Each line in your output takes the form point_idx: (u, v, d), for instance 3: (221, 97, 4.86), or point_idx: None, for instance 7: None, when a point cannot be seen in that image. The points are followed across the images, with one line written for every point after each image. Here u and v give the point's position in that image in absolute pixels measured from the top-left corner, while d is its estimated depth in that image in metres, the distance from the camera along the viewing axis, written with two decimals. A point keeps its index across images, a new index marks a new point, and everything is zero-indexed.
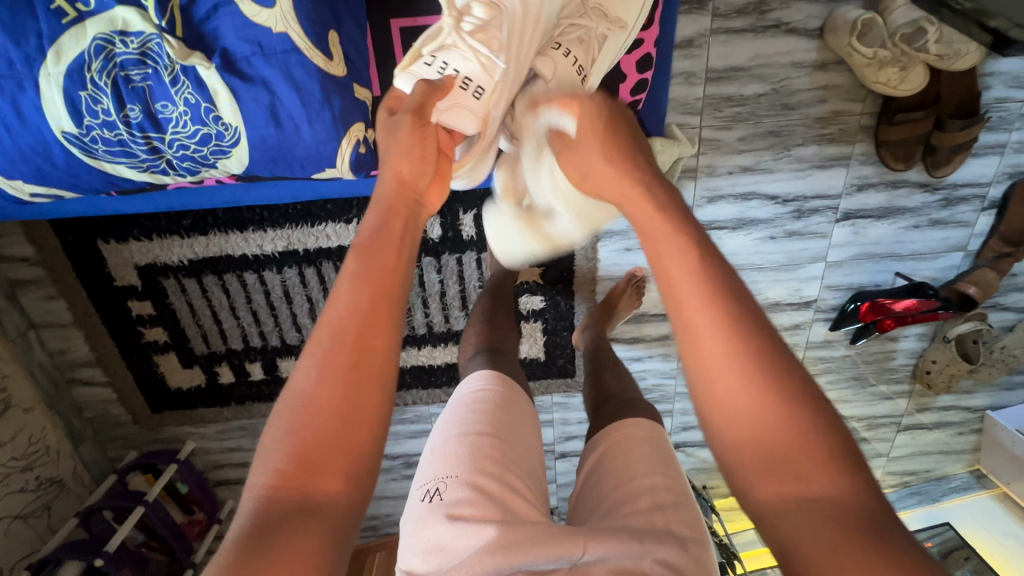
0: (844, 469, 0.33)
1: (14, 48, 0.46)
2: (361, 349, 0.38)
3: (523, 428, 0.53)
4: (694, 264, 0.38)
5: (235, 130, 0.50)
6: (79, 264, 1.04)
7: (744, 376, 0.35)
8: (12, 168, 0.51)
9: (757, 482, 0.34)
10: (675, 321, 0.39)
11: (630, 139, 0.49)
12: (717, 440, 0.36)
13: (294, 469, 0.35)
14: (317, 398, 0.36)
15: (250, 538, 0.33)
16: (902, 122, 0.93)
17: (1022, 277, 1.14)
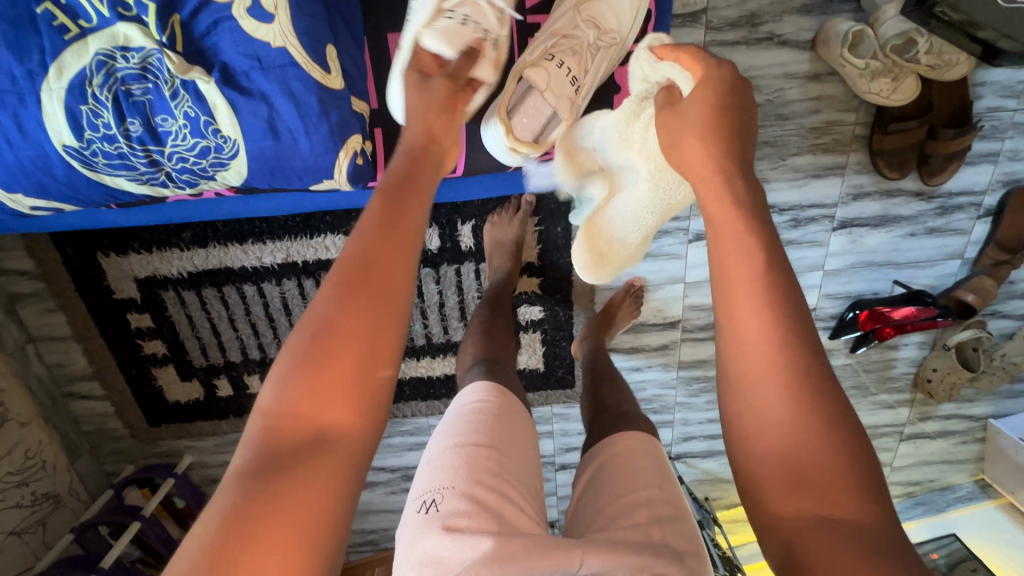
0: (865, 493, 0.33)
1: (17, 64, 0.46)
2: (380, 291, 0.38)
3: (522, 442, 0.53)
4: (760, 269, 0.36)
5: (234, 143, 0.50)
6: (79, 277, 1.04)
7: (784, 395, 0.34)
8: (12, 181, 0.51)
9: (780, 498, 0.34)
10: (721, 319, 0.38)
11: (741, 127, 0.43)
12: (750, 450, 0.35)
13: (307, 405, 0.36)
14: (333, 334, 0.37)
15: (260, 465, 0.35)
16: (895, 132, 0.94)
17: (1020, 284, 1.14)
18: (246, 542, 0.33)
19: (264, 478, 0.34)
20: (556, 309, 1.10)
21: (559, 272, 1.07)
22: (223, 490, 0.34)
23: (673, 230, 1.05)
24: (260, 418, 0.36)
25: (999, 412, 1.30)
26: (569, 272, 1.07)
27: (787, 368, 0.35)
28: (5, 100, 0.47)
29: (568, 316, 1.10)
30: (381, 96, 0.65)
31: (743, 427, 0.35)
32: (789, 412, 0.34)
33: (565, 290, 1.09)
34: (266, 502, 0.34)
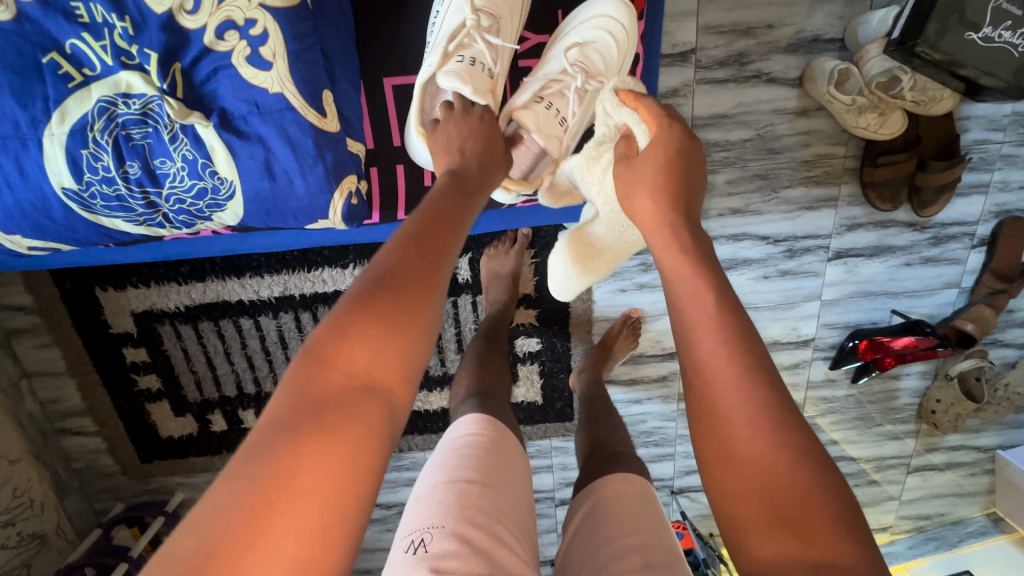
0: (852, 538, 0.32)
1: (20, 110, 0.47)
2: (438, 255, 0.41)
3: (513, 479, 0.51)
4: (713, 309, 0.37)
5: (230, 184, 0.51)
6: (76, 311, 1.04)
7: (760, 437, 0.34)
8: (10, 223, 0.52)
9: (763, 540, 0.33)
10: (687, 360, 0.37)
11: (687, 184, 0.46)
12: (722, 486, 0.35)
13: (360, 351, 0.36)
14: (392, 285, 0.38)
15: (304, 407, 0.34)
16: (885, 164, 0.95)
17: (1019, 313, 1.14)
18: (280, 488, 0.31)
19: (307, 420, 0.33)
20: (554, 340, 1.09)
21: (556, 304, 1.07)
22: (260, 430, 0.33)
23: None
24: (306, 362, 0.35)
25: (1007, 443, 1.28)
26: (566, 303, 1.07)
27: (758, 404, 0.34)
28: (7, 146, 0.48)
29: (566, 348, 1.10)
30: (377, 137, 0.66)
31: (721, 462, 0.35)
32: (766, 444, 0.33)
33: (563, 322, 1.09)
34: (309, 443, 0.32)
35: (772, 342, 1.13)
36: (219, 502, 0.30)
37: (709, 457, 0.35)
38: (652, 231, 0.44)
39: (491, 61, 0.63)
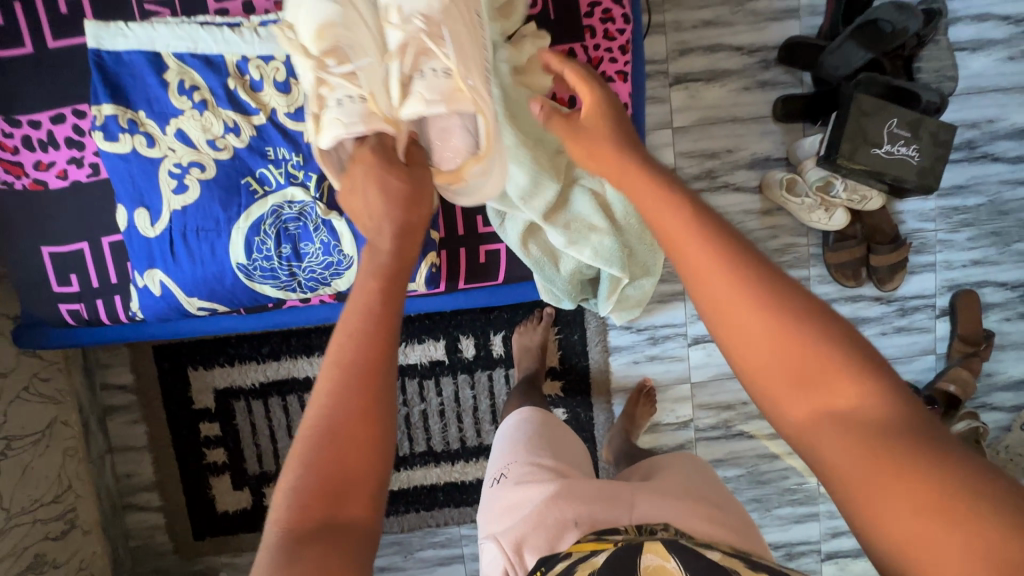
0: (857, 378, 0.45)
1: (223, 213, 0.71)
2: (365, 387, 0.48)
3: (562, 437, 0.86)
4: (690, 225, 0.51)
5: (351, 259, 0.73)
6: (168, 389, 1.22)
7: (761, 313, 0.47)
8: (195, 289, 0.73)
9: (793, 408, 0.47)
10: (685, 266, 0.51)
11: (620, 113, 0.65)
12: (746, 368, 0.48)
13: (317, 502, 0.45)
14: (328, 436, 0.46)
15: (283, 565, 0.43)
16: (842, 249, 1.17)
17: (998, 377, 1.25)
18: None
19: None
20: (578, 409, 1.23)
21: (578, 375, 1.22)
22: None
23: (674, 335, 1.23)
24: (276, 526, 0.45)
25: None
26: (587, 375, 1.23)
27: (779, 326, 0.47)
28: (209, 235, 0.72)
29: (589, 416, 1.23)
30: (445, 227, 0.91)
31: (751, 367, 0.48)
32: (795, 338, 0.46)
33: (585, 392, 1.23)
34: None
35: None
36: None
37: (741, 360, 0.48)
38: (637, 175, 0.56)
39: (355, 87, 0.67)
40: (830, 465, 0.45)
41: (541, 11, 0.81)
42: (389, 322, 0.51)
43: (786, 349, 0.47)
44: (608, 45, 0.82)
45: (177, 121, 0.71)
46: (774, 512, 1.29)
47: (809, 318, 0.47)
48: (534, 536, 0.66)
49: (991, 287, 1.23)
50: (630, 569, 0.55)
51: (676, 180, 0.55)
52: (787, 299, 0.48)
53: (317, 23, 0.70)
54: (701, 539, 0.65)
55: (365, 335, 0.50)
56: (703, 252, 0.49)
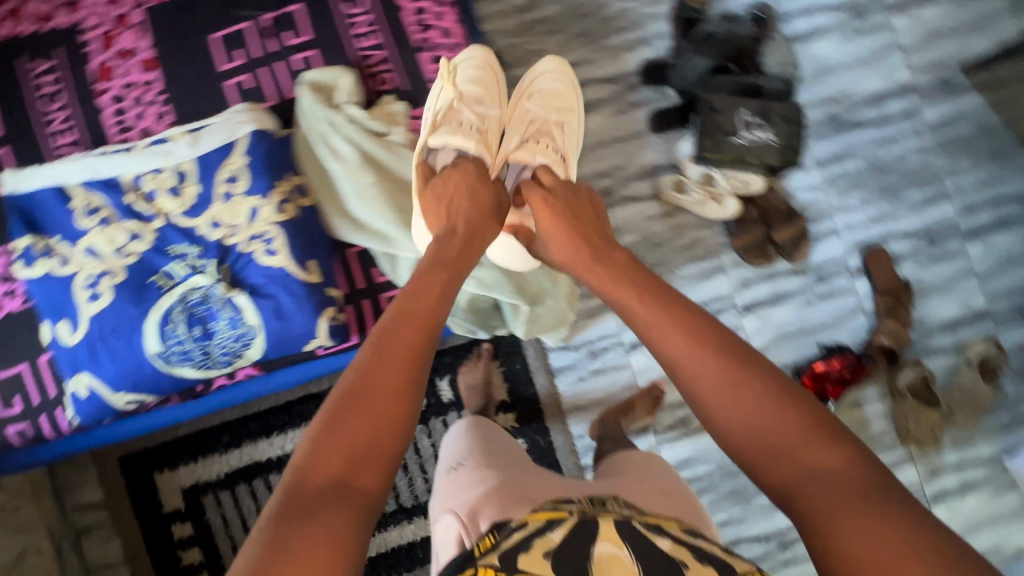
0: (833, 448, 0.62)
1: (134, 309, 0.79)
2: (395, 374, 0.62)
3: (506, 444, 0.97)
4: (690, 341, 0.72)
5: (256, 327, 0.80)
6: (138, 497, 1.24)
7: (752, 401, 0.67)
8: (119, 383, 0.80)
9: (777, 473, 0.63)
10: (693, 370, 0.71)
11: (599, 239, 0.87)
12: (742, 448, 0.66)
13: (336, 460, 0.57)
14: (359, 407, 0.59)
15: (295, 507, 0.53)
16: (744, 232, 1.25)
17: (931, 321, 1.29)
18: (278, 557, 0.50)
19: (298, 512, 0.53)
20: (536, 437, 1.25)
21: (529, 403, 1.26)
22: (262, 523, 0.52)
23: (611, 345, 1.28)
24: (294, 470, 0.56)
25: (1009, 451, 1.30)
26: (537, 400, 1.26)
27: (771, 406, 0.66)
28: (124, 332, 0.79)
29: (548, 441, 1.25)
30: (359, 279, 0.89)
31: (741, 441, 0.66)
32: (777, 416, 0.65)
33: (539, 418, 1.26)
34: (300, 523, 0.52)
35: None
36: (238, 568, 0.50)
37: (733, 437, 0.67)
38: (624, 281, 0.80)
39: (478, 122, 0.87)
40: (827, 525, 0.57)
41: (391, 83, 0.91)
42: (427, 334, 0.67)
43: (769, 423, 0.65)
44: None
45: (86, 239, 0.80)
46: (755, 502, 1.28)
47: (786, 402, 0.66)
48: (487, 506, 0.75)
49: (895, 239, 1.29)
50: (585, 564, 0.60)
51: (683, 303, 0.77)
52: (778, 397, 0.66)
53: (473, 82, 0.90)
54: (642, 510, 0.72)
55: (408, 337, 0.65)
56: (713, 365, 0.70)
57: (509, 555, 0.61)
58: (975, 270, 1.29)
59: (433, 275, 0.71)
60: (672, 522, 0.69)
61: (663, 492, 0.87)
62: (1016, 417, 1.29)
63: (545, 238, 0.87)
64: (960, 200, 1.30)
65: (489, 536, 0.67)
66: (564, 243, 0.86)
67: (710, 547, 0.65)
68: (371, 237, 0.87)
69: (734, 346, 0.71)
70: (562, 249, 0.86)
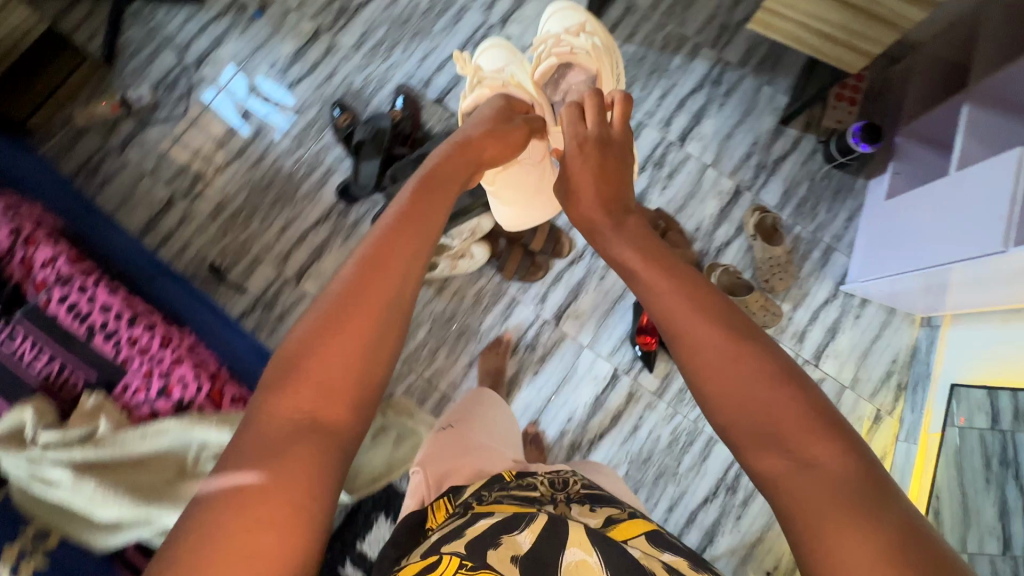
0: (836, 443, 0.50)
1: None
2: (369, 302, 0.49)
3: (496, 415, 1.02)
4: (678, 299, 0.60)
5: None
6: None
7: (751, 369, 0.54)
8: None
9: (759, 458, 0.52)
10: (682, 323, 0.59)
11: (611, 185, 0.75)
12: (724, 421, 0.55)
13: (305, 393, 0.45)
14: (323, 336, 0.47)
15: (259, 454, 0.43)
16: (507, 261, 1.30)
17: (705, 224, 1.38)
18: (243, 512, 0.40)
19: (259, 454, 0.42)
20: None
21: None
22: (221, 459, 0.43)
23: None
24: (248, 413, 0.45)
25: (840, 279, 1.37)
26: None
27: (767, 382, 0.54)
28: None
29: None
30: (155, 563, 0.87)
31: (727, 420, 0.54)
32: (768, 400, 0.53)
33: None
34: (257, 467, 0.42)
35: (597, 400, 1.31)
36: (205, 518, 0.40)
37: (717, 415, 0.55)
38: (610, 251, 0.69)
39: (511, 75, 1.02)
40: (798, 511, 0.48)
41: (81, 381, 0.93)
42: (420, 244, 0.54)
43: (753, 395, 0.53)
44: (146, 358, 0.94)
45: None
46: (684, 468, 1.28)
47: (788, 384, 0.53)
48: (458, 471, 0.82)
49: None
50: (551, 568, 0.53)
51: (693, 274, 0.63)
52: (780, 374, 0.54)
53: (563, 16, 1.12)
54: (610, 514, 0.70)
55: (399, 245, 0.53)
56: (709, 333, 0.56)
57: (477, 548, 0.56)
58: (706, 163, 1.41)
59: (408, 210, 0.57)
60: (641, 535, 0.64)
61: (604, 472, 0.94)
62: (823, 248, 1.38)
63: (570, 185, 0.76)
64: (656, 120, 1.42)
65: (444, 500, 0.76)
66: (587, 204, 0.73)
67: (679, 563, 0.59)
68: (129, 530, 0.84)
69: (730, 311, 0.58)
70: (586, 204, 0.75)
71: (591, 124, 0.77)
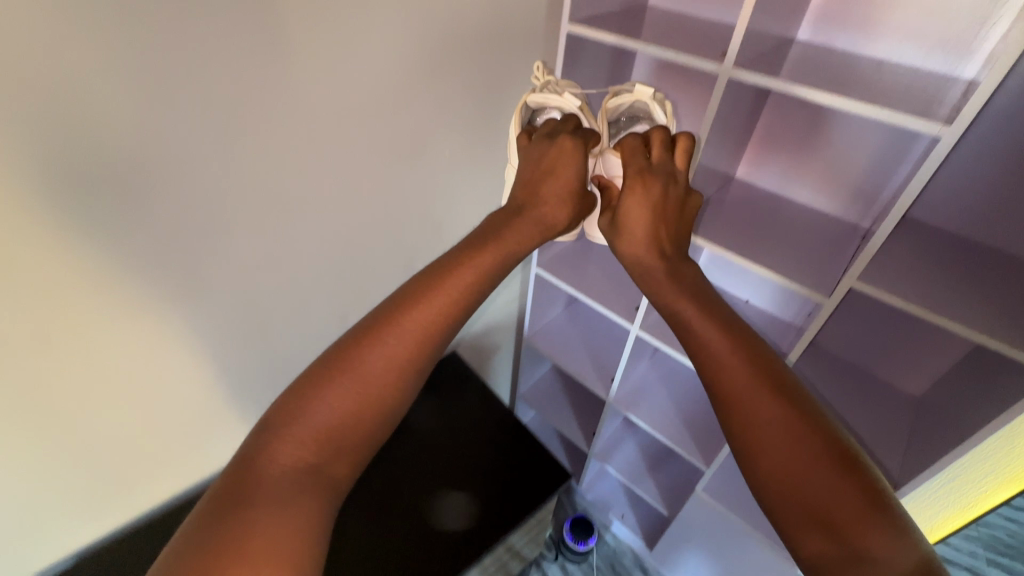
0: (892, 533, 0.48)
1: None
2: (398, 343, 0.54)
3: None
4: (734, 359, 0.59)
5: None
6: None
7: (816, 440, 0.53)
8: None
9: (811, 539, 0.50)
10: (721, 377, 0.59)
11: (666, 222, 0.70)
12: (766, 474, 0.54)
13: (310, 443, 0.49)
14: (346, 375, 0.51)
15: (251, 488, 0.45)
16: None
17: None
18: (228, 547, 0.41)
19: (257, 492, 0.45)
20: None
21: None
22: (214, 491, 0.45)
23: None
24: (262, 438, 0.48)
25: None
26: None
27: (821, 468, 0.52)
28: None
29: None
30: None
31: (769, 475, 0.54)
32: (812, 472, 0.52)
33: None
34: (252, 505, 0.44)
35: None
36: (189, 531, 0.42)
37: (756, 470, 0.55)
38: (673, 306, 0.66)
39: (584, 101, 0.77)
40: None
41: None
42: (459, 314, 0.58)
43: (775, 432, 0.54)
44: None
45: None
46: None
47: (846, 471, 0.51)
48: None
49: None
50: None
51: (755, 346, 0.60)
52: (835, 450, 0.53)
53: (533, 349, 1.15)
54: None
55: (439, 299, 0.56)
56: (772, 395, 0.56)
57: None
58: None
59: (445, 269, 0.58)
60: None
61: None
62: None
63: (612, 226, 0.73)
64: None
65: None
66: (637, 242, 0.71)
67: None
68: None
69: (765, 355, 0.60)
70: (634, 244, 0.71)
71: (650, 161, 0.71)
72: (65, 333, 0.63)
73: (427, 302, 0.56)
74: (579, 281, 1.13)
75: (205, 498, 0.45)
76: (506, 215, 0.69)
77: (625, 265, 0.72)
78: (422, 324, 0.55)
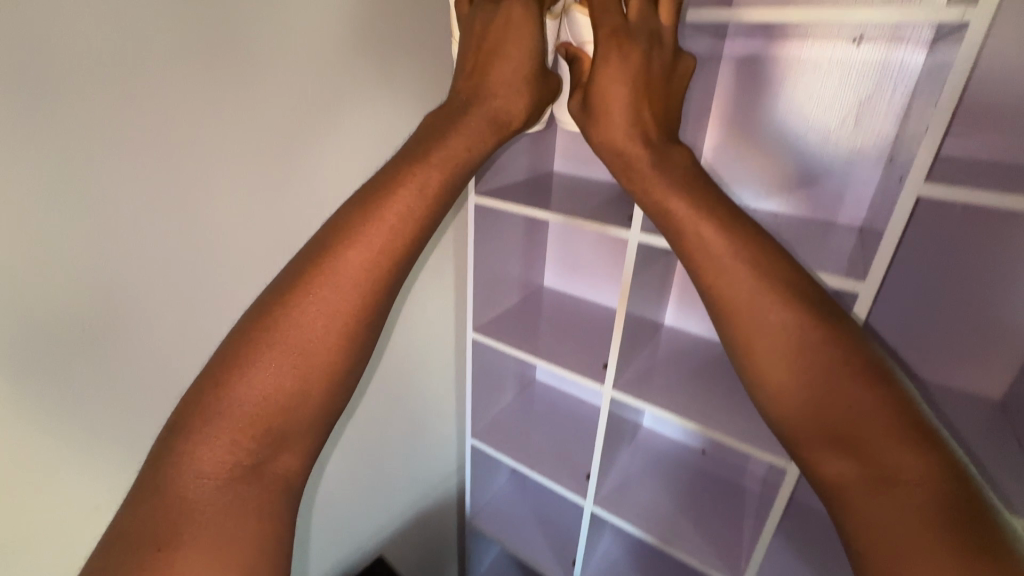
0: (914, 440, 0.43)
1: None
2: (328, 302, 0.46)
3: None
4: (735, 263, 0.50)
5: None
6: None
7: (827, 348, 0.46)
8: None
9: (824, 456, 0.46)
10: (720, 287, 0.50)
11: (653, 90, 0.56)
12: (774, 392, 0.48)
13: (240, 429, 0.43)
14: (269, 351, 0.45)
15: (175, 490, 0.41)
16: None
17: None
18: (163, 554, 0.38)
19: (183, 497, 0.41)
20: None
21: None
22: (135, 497, 0.41)
23: None
24: (182, 434, 0.43)
25: None
26: None
27: (832, 379, 0.46)
28: None
29: None
30: None
31: (776, 396, 0.48)
32: (823, 391, 0.46)
33: None
34: (182, 513, 0.40)
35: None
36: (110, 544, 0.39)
37: (762, 392, 0.49)
38: (661, 199, 0.54)
39: None
40: (861, 515, 0.44)
41: None
42: (395, 258, 0.49)
43: (785, 348, 0.48)
44: None
45: None
46: None
47: (862, 380, 0.45)
48: None
49: None
50: None
51: (758, 244, 0.51)
52: (850, 358, 0.46)
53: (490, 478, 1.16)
54: None
55: (366, 246, 0.47)
56: (779, 304, 0.48)
57: None
58: None
59: (369, 208, 0.48)
60: None
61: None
62: None
63: (583, 106, 0.59)
64: None
65: None
66: (617, 123, 0.56)
67: None
68: None
69: (772, 256, 0.50)
70: (614, 125, 0.56)
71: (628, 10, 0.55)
72: (20, 482, 0.58)
73: (352, 250, 0.47)
74: (517, 446, 1.10)
75: (127, 507, 0.41)
76: (444, 113, 0.55)
77: (602, 156, 0.58)
78: (354, 278, 0.47)
